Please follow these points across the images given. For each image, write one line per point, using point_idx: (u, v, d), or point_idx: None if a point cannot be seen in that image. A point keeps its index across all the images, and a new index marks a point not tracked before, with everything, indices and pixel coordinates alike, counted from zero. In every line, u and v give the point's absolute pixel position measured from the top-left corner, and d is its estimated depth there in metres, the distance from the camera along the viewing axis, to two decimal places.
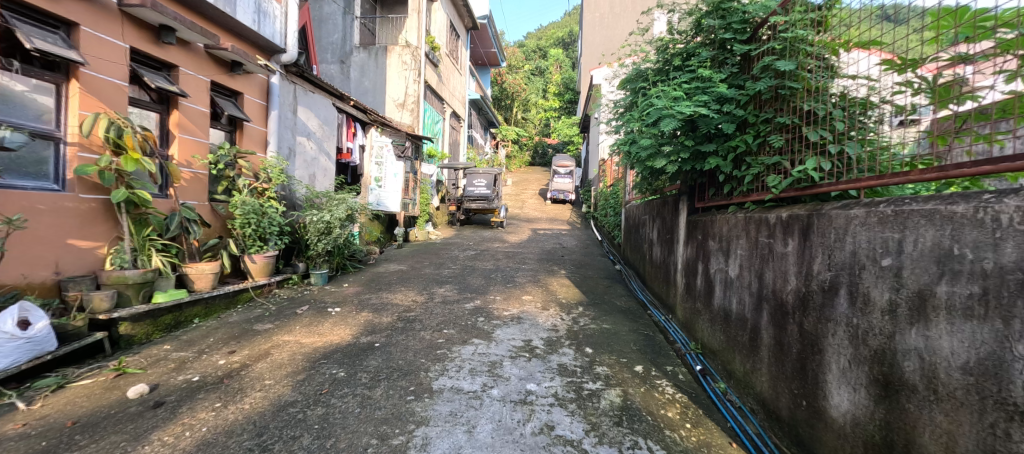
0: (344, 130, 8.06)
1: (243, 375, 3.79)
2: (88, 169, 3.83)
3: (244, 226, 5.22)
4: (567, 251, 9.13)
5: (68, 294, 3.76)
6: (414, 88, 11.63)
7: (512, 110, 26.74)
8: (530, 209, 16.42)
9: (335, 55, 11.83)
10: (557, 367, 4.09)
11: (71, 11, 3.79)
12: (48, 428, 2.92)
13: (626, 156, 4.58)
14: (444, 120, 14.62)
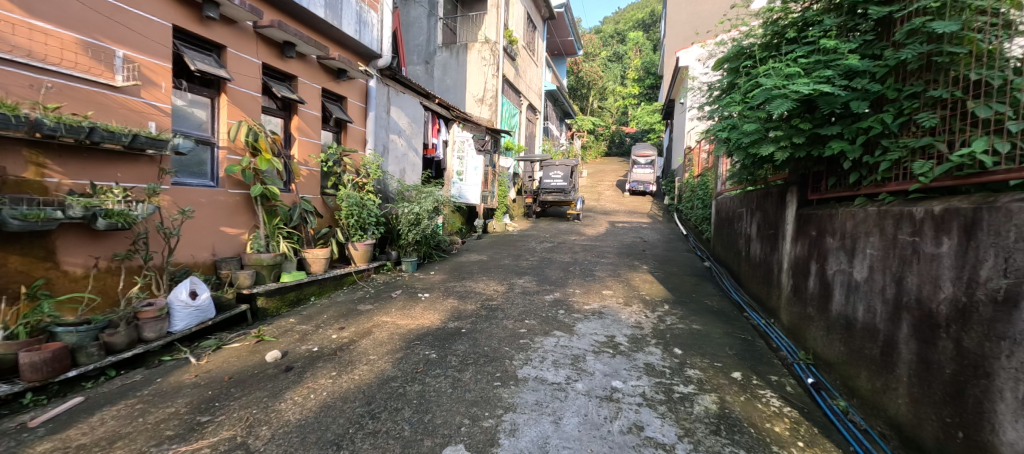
0: (428, 127, 8.28)
1: (352, 349, 4.16)
2: (235, 168, 4.38)
3: (348, 217, 5.63)
4: (649, 245, 8.71)
5: (222, 272, 4.39)
6: (493, 82, 11.88)
7: (589, 100, 26.07)
8: (609, 201, 15.92)
9: (420, 56, 12.47)
10: (643, 366, 3.90)
11: (220, 36, 4.38)
12: (211, 382, 3.45)
13: (722, 143, 4.17)
14: (521, 112, 14.70)
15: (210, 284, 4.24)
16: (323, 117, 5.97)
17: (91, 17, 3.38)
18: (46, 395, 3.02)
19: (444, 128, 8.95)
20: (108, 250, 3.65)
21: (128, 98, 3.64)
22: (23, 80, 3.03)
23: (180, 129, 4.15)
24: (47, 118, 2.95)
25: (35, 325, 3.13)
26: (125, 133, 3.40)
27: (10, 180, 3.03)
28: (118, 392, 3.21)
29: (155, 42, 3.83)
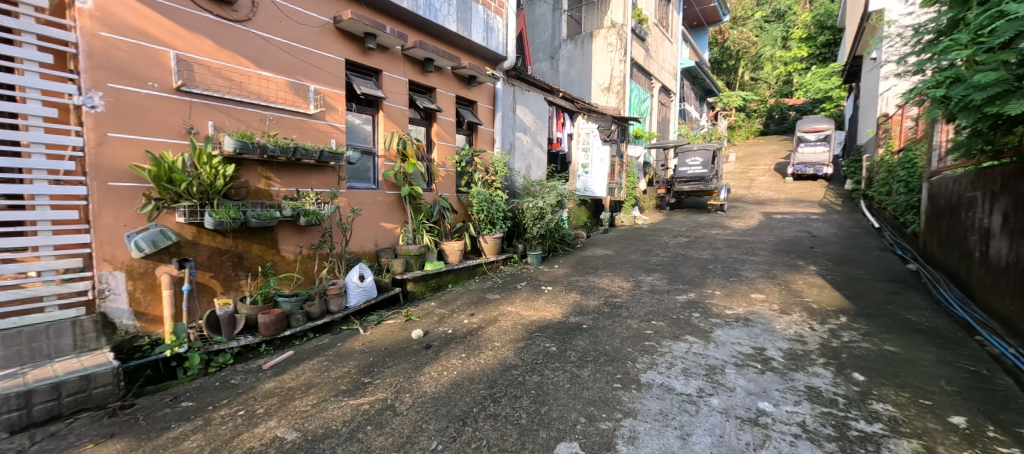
0: (553, 121, 8.27)
1: (480, 335, 4.44)
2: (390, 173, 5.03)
3: (479, 212, 5.99)
4: (819, 240, 7.21)
5: (382, 259, 5.11)
6: (619, 68, 11.21)
7: (743, 72, 22.64)
8: (762, 187, 13.71)
9: (546, 52, 12.45)
10: (803, 389, 3.30)
11: (376, 62, 5.00)
12: (372, 350, 4.10)
13: (939, 102, 3.12)
14: (652, 96, 13.58)
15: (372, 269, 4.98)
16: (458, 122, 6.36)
17: (295, 62, 4.34)
18: (273, 346, 4.04)
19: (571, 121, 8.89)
20: (307, 241, 4.55)
21: (318, 122, 4.54)
22: (255, 116, 4.10)
23: (351, 143, 4.93)
24: (269, 143, 3.95)
25: (266, 294, 4.13)
26: (315, 150, 4.29)
27: (249, 189, 4.06)
28: (313, 350, 4.08)
29: (334, 75, 4.65)
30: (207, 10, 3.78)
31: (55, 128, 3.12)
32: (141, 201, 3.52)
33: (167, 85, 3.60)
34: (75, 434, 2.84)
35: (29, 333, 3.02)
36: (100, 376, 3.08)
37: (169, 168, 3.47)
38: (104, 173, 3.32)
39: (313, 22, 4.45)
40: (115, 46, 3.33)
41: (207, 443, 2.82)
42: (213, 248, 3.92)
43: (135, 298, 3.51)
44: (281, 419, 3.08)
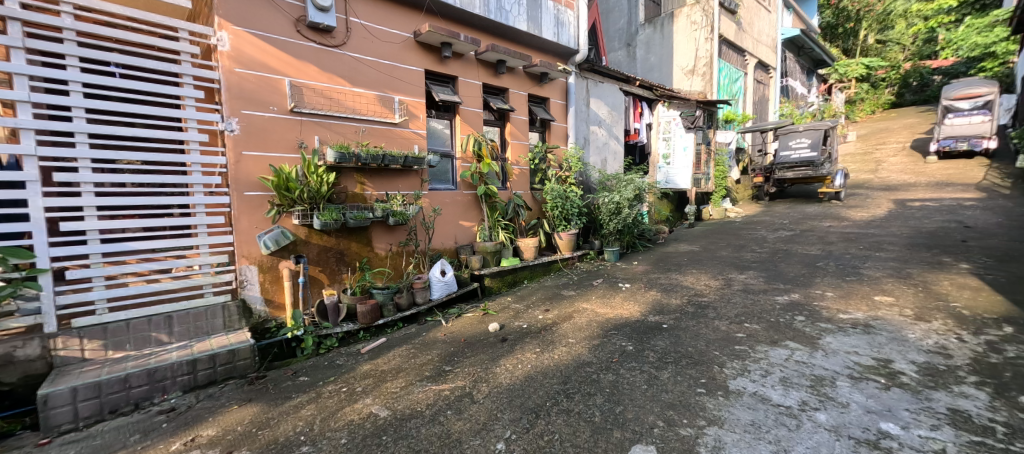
0: (632, 111, 8.02)
1: (554, 331, 4.44)
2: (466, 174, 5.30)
3: (553, 209, 6.03)
4: (970, 231, 5.92)
5: (461, 256, 5.40)
6: (706, 47, 10.29)
7: (865, 33, 18.36)
8: (891, 169, 11.63)
9: (621, 40, 11.78)
10: (945, 411, 2.76)
11: (451, 69, 5.28)
12: (453, 340, 4.36)
13: None
14: (747, 75, 12.30)
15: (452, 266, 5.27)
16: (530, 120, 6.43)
17: (382, 78, 4.78)
18: (369, 333, 4.49)
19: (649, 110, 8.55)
20: (396, 239, 4.97)
21: (403, 130, 4.93)
22: (350, 129, 4.58)
23: (431, 147, 5.28)
24: (363, 152, 4.37)
25: (363, 286, 4.65)
26: (400, 156, 4.64)
27: (346, 193, 4.55)
28: (402, 338, 4.45)
29: (415, 85, 5.01)
30: (310, 40, 4.31)
31: (206, 151, 3.82)
32: (268, 206, 4.16)
33: (283, 107, 4.20)
34: (224, 397, 3.45)
35: (194, 314, 3.79)
36: (242, 350, 3.71)
37: (286, 179, 4.03)
38: (241, 184, 4.00)
39: (395, 38, 4.84)
40: (245, 79, 3.97)
41: (317, 414, 3.21)
42: (320, 246, 4.47)
43: (264, 289, 4.16)
44: (375, 397, 3.41)
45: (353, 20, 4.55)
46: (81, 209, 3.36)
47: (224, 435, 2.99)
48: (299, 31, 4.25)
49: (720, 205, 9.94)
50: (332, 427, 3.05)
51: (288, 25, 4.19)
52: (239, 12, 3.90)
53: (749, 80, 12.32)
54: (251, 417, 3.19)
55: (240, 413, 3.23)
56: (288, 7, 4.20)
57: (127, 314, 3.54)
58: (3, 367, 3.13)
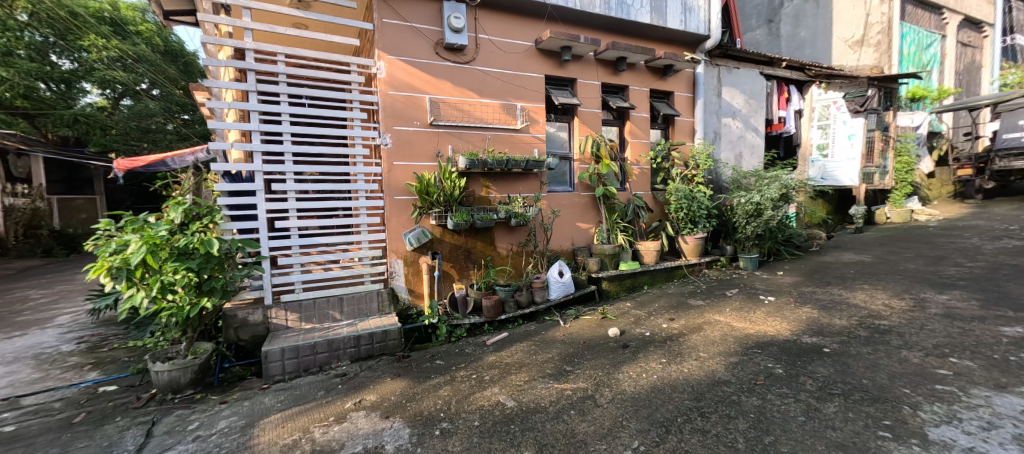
0: (775, 98, 7.16)
1: (681, 342, 4.03)
2: (585, 175, 5.30)
3: (677, 211, 5.60)
4: None
5: (578, 258, 5.37)
6: (882, 10, 8.52)
7: None
8: None
9: (760, 17, 10.41)
10: None
11: (570, 72, 5.26)
12: (572, 342, 4.20)
13: None
14: (948, 37, 9.70)
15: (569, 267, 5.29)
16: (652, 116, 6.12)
17: (507, 87, 4.86)
18: (493, 327, 4.55)
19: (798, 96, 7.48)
20: (516, 239, 5.07)
21: (525, 136, 4.96)
22: (478, 137, 4.71)
23: (549, 150, 5.37)
24: (489, 159, 4.52)
25: (488, 282, 4.69)
26: (522, 160, 4.70)
27: (474, 196, 4.74)
28: (523, 334, 4.43)
29: (536, 91, 5.03)
30: (446, 60, 4.53)
31: (368, 163, 4.28)
32: (412, 209, 4.46)
33: (425, 122, 4.45)
34: (381, 368, 3.74)
35: (358, 296, 4.22)
36: (392, 331, 3.98)
37: (426, 183, 4.28)
38: (392, 189, 4.36)
39: (517, 48, 4.92)
40: (396, 100, 4.31)
41: (452, 395, 3.30)
42: (452, 244, 4.70)
43: (407, 280, 4.47)
44: (502, 388, 3.40)
45: (481, 37, 4.71)
46: (286, 209, 3.97)
47: (381, 401, 3.24)
48: (437, 53, 4.48)
49: (901, 206, 8.27)
50: (465, 410, 3.10)
51: (428, 49, 4.44)
52: (392, 42, 4.26)
53: (950, 44, 9.72)
54: (400, 390, 3.40)
55: (392, 385, 3.47)
56: (428, 32, 4.45)
57: (315, 294, 4.08)
58: (241, 327, 3.83)
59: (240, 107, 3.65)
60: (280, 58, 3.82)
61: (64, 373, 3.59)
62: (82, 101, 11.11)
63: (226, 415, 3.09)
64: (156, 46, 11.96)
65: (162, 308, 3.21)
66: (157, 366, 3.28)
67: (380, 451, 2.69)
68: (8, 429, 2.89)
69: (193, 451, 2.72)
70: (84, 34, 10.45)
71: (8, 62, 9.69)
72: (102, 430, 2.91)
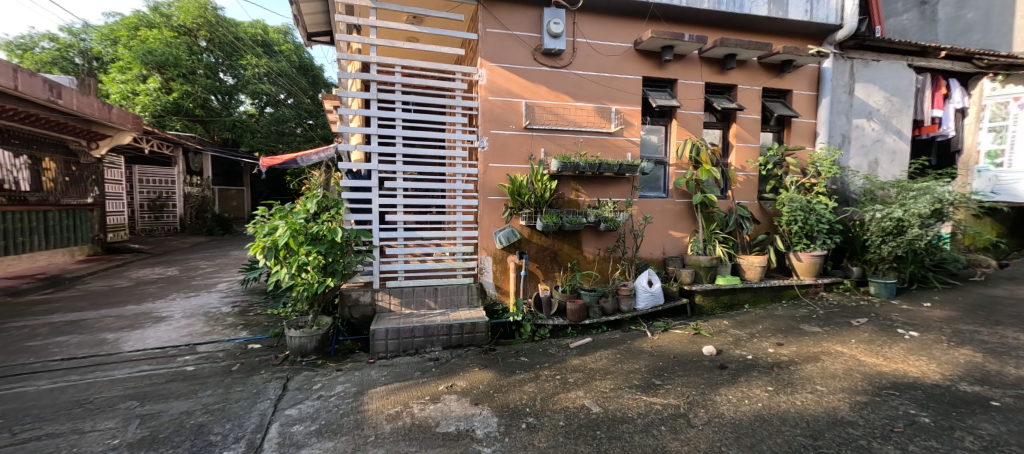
0: (927, 95, 6.17)
1: (793, 370, 3.64)
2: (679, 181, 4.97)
3: (791, 223, 5.08)
4: None
5: (669, 268, 5.07)
6: None
7: None
8: None
9: None
10: None
11: (672, 72, 5.01)
12: (661, 355, 4.02)
13: None
14: None
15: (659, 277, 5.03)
16: (764, 117, 5.62)
17: (602, 90, 4.76)
18: (576, 331, 4.48)
19: (960, 91, 6.32)
20: (604, 244, 4.95)
21: (618, 139, 4.82)
22: (570, 140, 4.68)
23: (643, 155, 5.18)
24: (581, 162, 4.45)
25: (573, 286, 4.65)
26: (615, 164, 4.56)
27: (563, 199, 4.72)
28: (607, 341, 4.32)
29: (633, 94, 4.86)
30: (543, 65, 4.55)
31: (466, 164, 4.45)
32: (503, 209, 4.55)
33: (519, 125, 4.51)
34: (470, 357, 3.91)
35: (450, 288, 4.42)
36: (480, 324, 4.13)
37: (517, 186, 4.34)
38: (486, 189, 4.49)
39: (616, 50, 4.80)
40: (494, 105, 4.43)
41: (537, 392, 3.36)
42: (539, 245, 4.74)
43: (495, 277, 4.60)
44: (587, 392, 3.37)
45: (579, 40, 4.67)
46: (395, 204, 4.26)
47: (471, 388, 3.41)
48: (535, 59, 4.53)
49: None
50: (550, 409, 3.13)
51: (526, 55, 4.50)
52: (494, 50, 4.40)
53: None
54: (488, 380, 3.54)
55: (480, 375, 3.62)
56: (527, 39, 4.51)
57: (414, 283, 4.34)
58: (353, 306, 4.20)
59: (362, 114, 4.00)
60: (397, 69, 4.13)
61: (224, 329, 4.30)
62: (239, 109, 13.18)
63: (342, 381, 3.47)
64: (293, 62, 14.22)
65: (297, 284, 3.67)
66: (293, 332, 3.76)
67: (471, 434, 2.82)
68: (188, 369, 3.57)
69: (318, 407, 3.10)
70: (244, 55, 12.80)
71: (191, 78, 11.84)
72: (252, 379, 3.45)
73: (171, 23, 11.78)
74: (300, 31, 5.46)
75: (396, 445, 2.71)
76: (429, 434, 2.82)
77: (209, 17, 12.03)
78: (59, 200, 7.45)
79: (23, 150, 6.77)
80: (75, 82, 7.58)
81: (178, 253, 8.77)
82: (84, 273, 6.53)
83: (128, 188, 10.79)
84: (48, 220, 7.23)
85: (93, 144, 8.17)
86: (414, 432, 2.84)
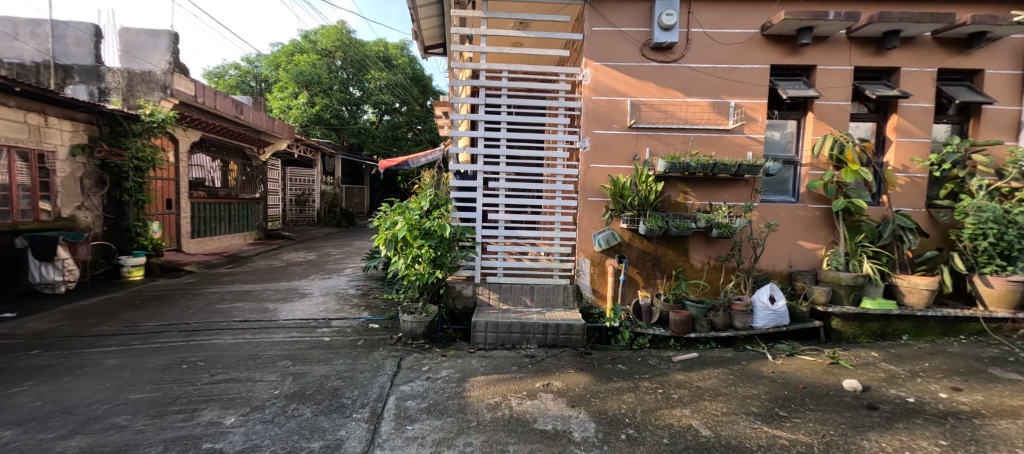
0: None
1: (977, 425, 2.89)
2: (815, 184, 4.29)
3: (976, 238, 4.04)
4: None
5: (797, 284, 4.39)
6: None
7: None
8: None
9: None
10: None
11: (810, 57, 4.34)
12: (787, 383, 3.52)
13: None
14: None
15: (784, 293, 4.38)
16: (939, 105, 4.57)
17: (720, 83, 4.34)
18: (680, 344, 4.15)
19: None
20: (715, 252, 4.51)
21: (737, 136, 4.35)
22: (680, 139, 4.36)
23: (768, 154, 4.59)
24: (692, 162, 4.09)
25: (677, 295, 4.33)
26: (733, 165, 4.12)
27: (669, 202, 4.41)
28: (717, 359, 3.92)
29: (758, 85, 4.34)
30: (652, 60, 4.32)
31: (566, 166, 4.43)
32: (603, 210, 4.43)
33: (624, 124, 4.34)
34: (566, 359, 3.89)
35: (547, 287, 4.45)
36: (576, 326, 4.08)
37: (620, 186, 4.16)
38: (587, 190, 4.41)
39: (738, 38, 4.34)
40: (598, 105, 4.33)
41: (637, 404, 3.22)
42: (640, 250, 4.51)
43: (592, 280, 4.50)
44: (694, 411, 3.12)
45: (694, 31, 4.32)
46: (496, 203, 4.43)
47: (567, 390, 3.41)
48: (643, 55, 4.32)
49: None
50: (652, 424, 2.97)
51: (634, 51, 4.31)
52: (600, 49, 4.30)
53: None
54: (584, 383, 3.50)
55: (576, 378, 3.59)
56: (636, 34, 4.32)
57: (512, 280, 4.49)
58: (456, 298, 4.48)
59: (470, 118, 4.26)
60: (504, 74, 4.29)
61: (351, 309, 4.95)
62: (363, 118, 15.00)
63: (446, 366, 3.74)
64: (408, 73, 15.56)
65: (411, 273, 4.00)
66: (405, 316, 4.14)
67: (569, 436, 2.83)
68: (325, 340, 4.19)
69: (427, 388, 3.40)
70: (369, 70, 14.47)
71: (329, 93, 13.78)
72: (373, 355, 3.91)
73: (317, 48, 13.99)
74: (419, 45, 6.00)
75: (496, 434, 2.84)
76: (527, 429, 2.90)
77: (344, 39, 14.02)
78: (238, 195, 9.32)
79: (218, 156, 8.67)
80: (250, 100, 9.57)
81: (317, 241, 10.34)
82: (252, 253, 8.14)
83: (283, 185, 12.99)
84: (232, 210, 9.09)
85: (261, 150, 10.13)
86: (513, 425, 2.95)
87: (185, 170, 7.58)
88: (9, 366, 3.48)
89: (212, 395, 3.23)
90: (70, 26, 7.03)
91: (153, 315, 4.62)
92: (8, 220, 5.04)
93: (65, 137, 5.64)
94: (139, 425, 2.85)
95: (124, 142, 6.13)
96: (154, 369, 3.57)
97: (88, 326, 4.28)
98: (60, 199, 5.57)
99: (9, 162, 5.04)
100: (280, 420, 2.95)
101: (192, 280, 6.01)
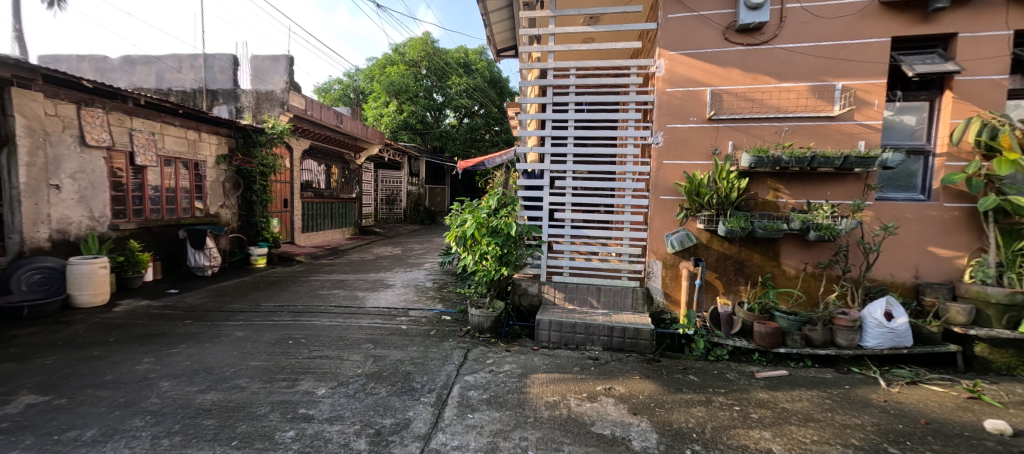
0: None
1: None
2: (955, 177, 3.53)
3: None
4: None
5: (926, 299, 3.66)
6: None
7: None
8: None
9: None
10: None
11: (950, 25, 3.59)
12: (903, 415, 2.94)
13: None
14: None
15: (907, 310, 3.67)
16: None
17: (824, 64, 3.78)
18: (766, 359, 3.71)
19: None
20: (814, 258, 3.95)
21: (844, 124, 3.76)
22: (771, 130, 3.89)
23: (888, 142, 3.87)
24: (784, 155, 3.61)
25: (764, 305, 3.87)
26: (837, 157, 3.55)
27: (757, 200, 3.97)
28: (812, 380, 3.41)
29: (874, 63, 3.70)
30: (738, 44, 3.92)
31: (637, 162, 4.24)
32: (678, 210, 4.14)
33: (703, 117, 4.01)
34: (631, 364, 3.72)
35: (615, 289, 4.30)
36: (644, 331, 3.88)
37: (697, 183, 3.84)
38: (658, 188, 4.17)
39: (847, 10, 3.73)
40: (673, 97, 4.05)
41: (707, 419, 2.96)
42: (721, 253, 4.12)
43: (664, 284, 4.25)
44: (776, 435, 2.76)
45: (790, 7, 3.81)
46: (563, 201, 4.39)
47: (630, 395, 3.26)
48: (728, 39, 3.93)
49: None
50: (723, 442, 2.72)
51: (716, 36, 3.95)
52: (676, 37, 4.02)
53: None
54: (649, 391, 3.32)
55: (640, 384, 3.41)
56: (719, 17, 3.95)
57: (579, 280, 4.43)
58: (522, 295, 4.55)
59: (537, 117, 4.28)
60: (572, 72, 4.24)
61: (426, 301, 5.32)
62: (445, 121, 15.90)
63: (510, 361, 3.82)
64: (485, 77, 16.20)
65: (479, 269, 4.14)
66: (473, 310, 4.31)
67: (627, 444, 2.72)
68: (403, 327, 4.57)
69: (489, 380, 3.52)
70: (450, 75, 15.44)
71: (415, 100, 14.89)
72: (443, 344, 4.15)
73: (404, 59, 14.99)
74: (492, 49, 6.18)
75: (552, 433, 2.84)
76: (583, 431, 2.85)
77: (429, 49, 14.89)
78: (339, 195, 10.53)
79: (324, 161, 9.89)
80: (350, 112, 10.80)
81: (404, 237, 11.27)
82: (350, 246, 9.18)
83: (376, 185, 14.30)
84: (334, 208, 10.29)
85: (357, 155, 11.33)
86: (569, 425, 2.92)
87: (298, 173, 8.78)
88: (170, 332, 4.37)
89: (309, 368, 3.73)
90: (216, 57, 8.59)
91: (271, 296, 5.47)
92: (174, 216, 6.33)
93: (213, 149, 6.93)
94: (254, 387, 3.40)
95: (253, 152, 7.31)
96: (268, 342, 4.22)
97: (224, 303, 5.20)
98: (209, 200, 6.88)
99: (176, 170, 6.31)
100: (360, 396, 3.29)
101: (302, 269, 6.96)
